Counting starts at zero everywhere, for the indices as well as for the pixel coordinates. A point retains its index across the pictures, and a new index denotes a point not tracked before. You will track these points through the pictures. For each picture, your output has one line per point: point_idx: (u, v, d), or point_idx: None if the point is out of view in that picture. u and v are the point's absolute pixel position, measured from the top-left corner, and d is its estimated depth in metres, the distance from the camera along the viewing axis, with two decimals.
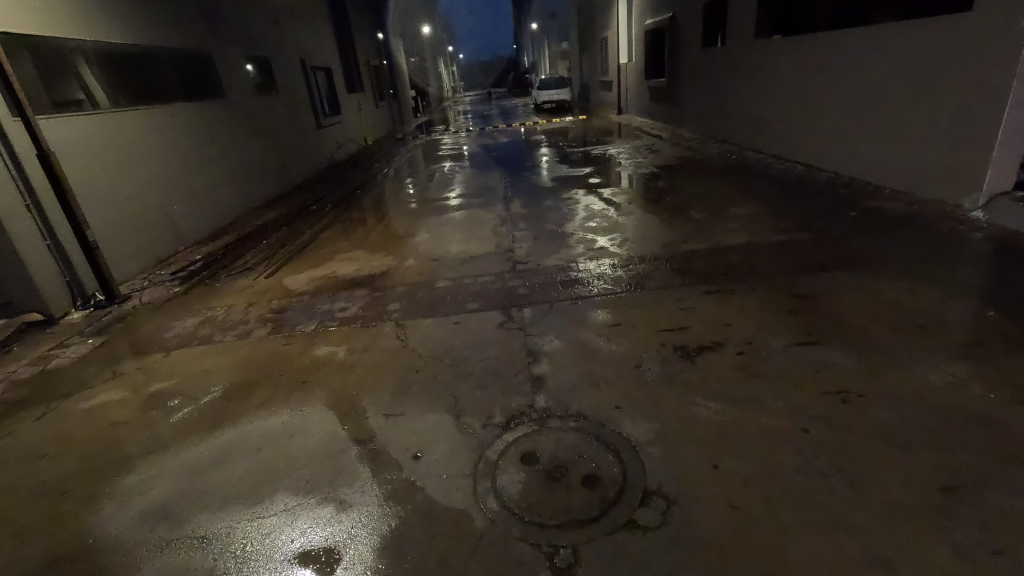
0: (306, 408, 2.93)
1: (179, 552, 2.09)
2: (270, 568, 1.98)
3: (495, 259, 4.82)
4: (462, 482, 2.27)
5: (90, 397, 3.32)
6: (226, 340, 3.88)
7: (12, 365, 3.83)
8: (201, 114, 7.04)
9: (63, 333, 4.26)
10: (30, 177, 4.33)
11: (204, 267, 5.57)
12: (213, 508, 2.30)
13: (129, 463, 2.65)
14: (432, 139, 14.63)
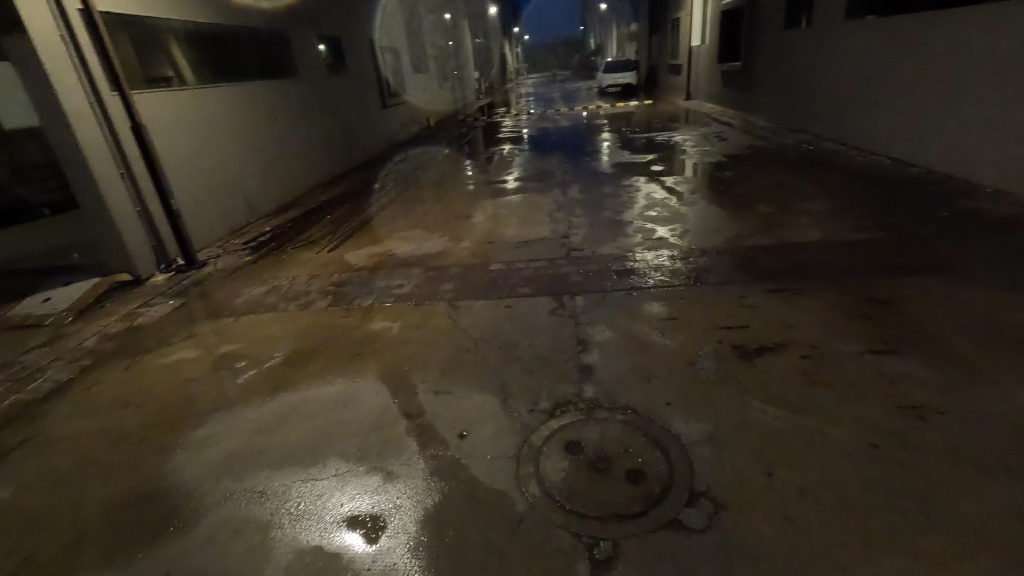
0: (360, 379, 3.05)
1: (240, 504, 2.24)
2: (320, 528, 2.08)
3: (549, 244, 4.78)
4: (506, 464, 2.29)
5: (169, 353, 3.61)
6: (290, 308, 4.09)
7: (104, 319, 4.22)
8: (276, 92, 7.36)
9: (148, 293, 4.64)
10: (124, 148, 4.69)
11: (273, 239, 5.87)
12: (272, 466, 2.44)
13: (199, 418, 2.86)
14: (493, 121, 14.63)
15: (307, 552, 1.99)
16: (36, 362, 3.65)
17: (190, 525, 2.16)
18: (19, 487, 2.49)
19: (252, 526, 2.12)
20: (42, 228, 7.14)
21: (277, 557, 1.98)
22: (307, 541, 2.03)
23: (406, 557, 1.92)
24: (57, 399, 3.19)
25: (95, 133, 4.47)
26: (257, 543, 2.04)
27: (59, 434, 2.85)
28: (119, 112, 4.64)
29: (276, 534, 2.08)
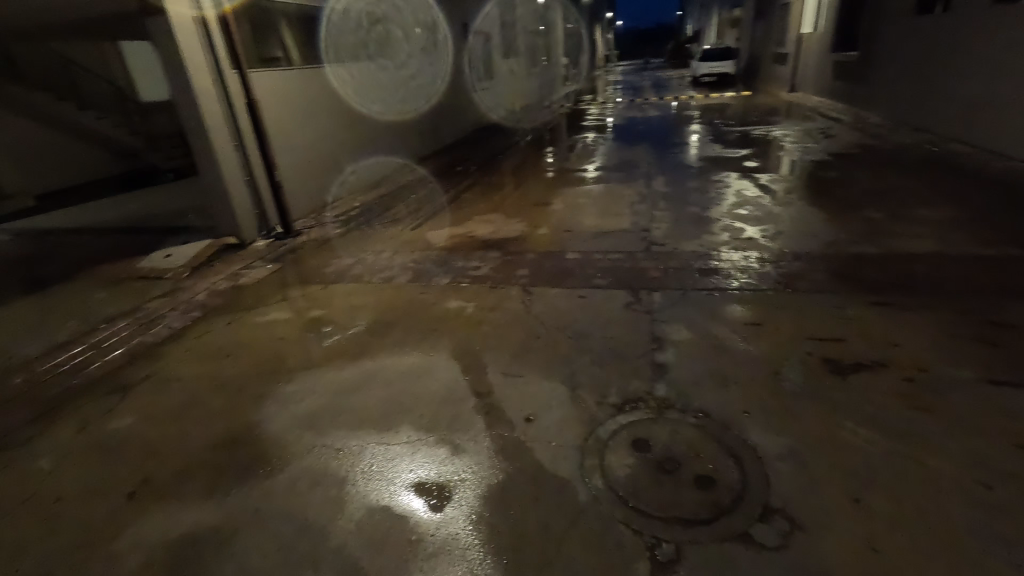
0: (433, 354, 3.16)
1: (320, 457, 2.42)
2: (389, 490, 2.20)
3: (629, 237, 4.67)
4: (570, 453, 2.28)
5: (266, 313, 3.93)
6: (373, 281, 4.31)
7: (213, 277, 4.67)
8: (373, 74, 7.68)
9: (250, 256, 5.07)
10: (239, 122, 5.11)
11: (361, 214, 6.19)
12: (350, 427, 2.61)
13: (288, 374, 3.10)
14: (579, 108, 14.40)
15: (377, 510, 2.11)
16: (156, 310, 4.11)
17: (276, 470, 2.37)
18: (139, 417, 2.84)
19: (329, 479, 2.28)
20: (167, 192, 7.99)
21: (350, 510, 2.12)
22: (377, 500, 2.16)
23: (467, 528, 1.98)
24: (172, 344, 3.59)
25: (216, 108, 4.90)
26: (333, 495, 2.20)
27: (172, 375, 3.21)
28: (237, 88, 5.05)
29: (349, 489, 2.22)
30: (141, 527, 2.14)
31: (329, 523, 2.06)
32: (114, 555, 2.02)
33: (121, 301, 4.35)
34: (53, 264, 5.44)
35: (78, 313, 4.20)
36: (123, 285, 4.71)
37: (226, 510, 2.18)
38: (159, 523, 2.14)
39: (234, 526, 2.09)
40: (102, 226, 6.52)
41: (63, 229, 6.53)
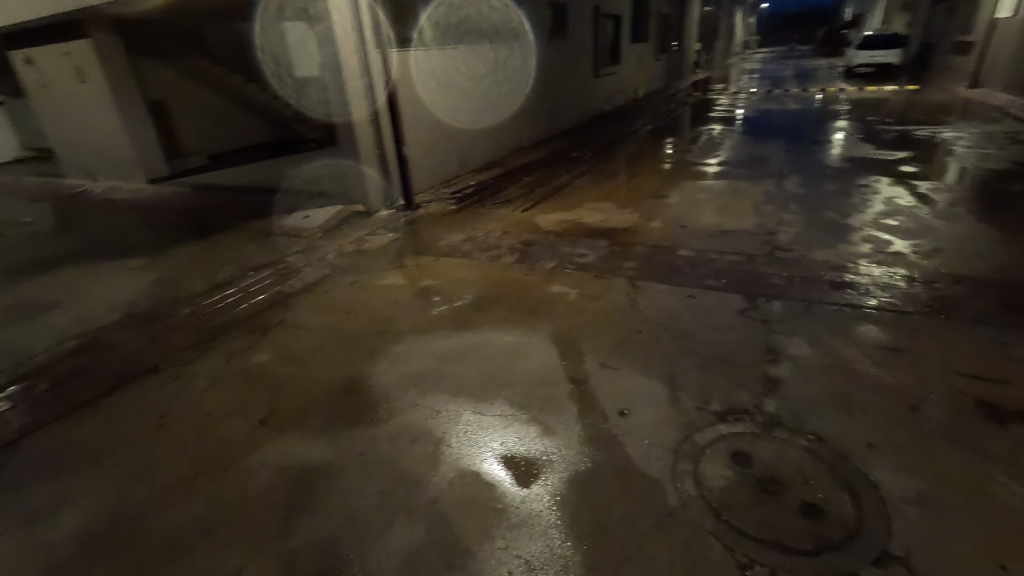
0: (533, 335, 3.21)
1: (421, 416, 2.59)
2: (480, 457, 2.30)
3: (750, 239, 4.34)
4: (663, 454, 2.22)
5: (384, 277, 4.25)
6: (481, 258, 4.46)
7: (342, 240, 5.13)
8: (501, 55, 7.81)
9: (374, 224, 5.50)
10: (377, 98, 5.49)
11: (475, 193, 6.42)
12: (449, 392, 2.76)
13: (399, 336, 3.34)
14: (707, 97, 13.54)
15: (466, 474, 2.22)
16: (293, 264, 4.63)
17: (382, 420, 2.58)
18: (274, 355, 3.24)
19: (426, 437, 2.44)
20: (309, 160, 8.88)
21: (442, 469, 2.25)
22: (468, 464, 2.27)
23: (549, 508, 2.02)
24: (304, 295, 4.02)
25: (359, 84, 5.30)
26: (429, 452, 2.35)
27: (302, 323, 3.60)
28: (379, 66, 5.41)
29: (444, 450, 2.36)
30: (270, 450, 2.45)
31: (424, 477, 2.22)
32: (247, 469, 2.34)
33: (266, 253, 4.95)
34: (217, 215, 6.32)
35: (233, 259, 4.85)
36: (269, 239, 5.35)
37: (338, 448, 2.42)
38: (283, 449, 2.44)
39: (343, 464, 2.33)
40: (256, 186, 7.43)
41: (227, 186, 7.54)
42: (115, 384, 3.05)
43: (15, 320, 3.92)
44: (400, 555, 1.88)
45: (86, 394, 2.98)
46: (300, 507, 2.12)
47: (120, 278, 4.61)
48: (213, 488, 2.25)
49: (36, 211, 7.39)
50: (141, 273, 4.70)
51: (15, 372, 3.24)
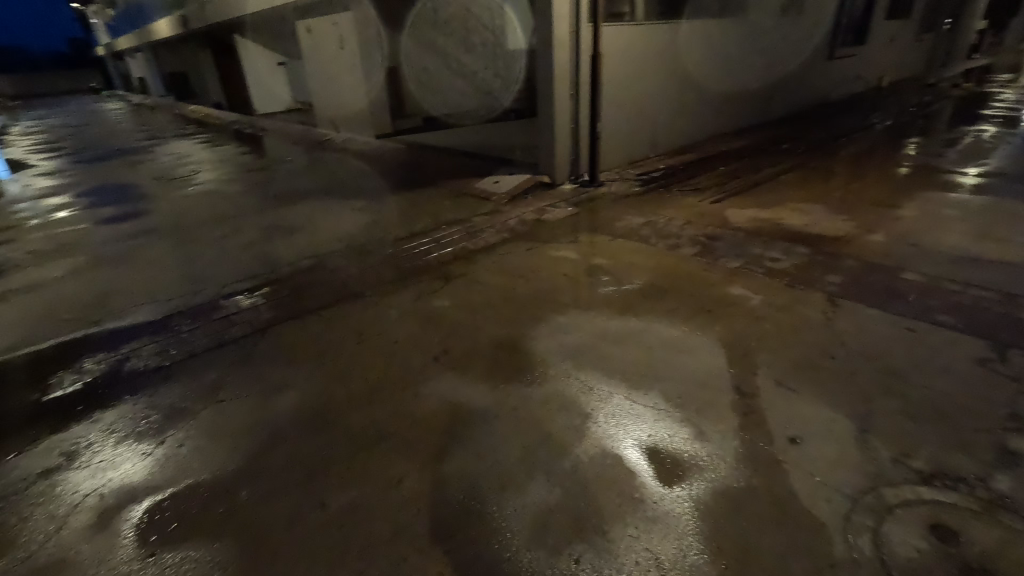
0: (701, 334, 3.02)
1: (572, 388, 2.65)
2: (625, 443, 2.28)
3: (1014, 274, 3.42)
4: (836, 498, 1.94)
5: (557, 249, 4.37)
6: (658, 246, 4.29)
7: (524, 208, 5.38)
8: (719, 32, 7.19)
9: (556, 197, 5.64)
10: (580, 73, 5.53)
11: (662, 177, 6.15)
12: (604, 372, 2.76)
13: (563, 308, 3.43)
14: (983, 90, 10.76)
15: (608, 455, 2.22)
16: (479, 224, 5.02)
17: (536, 383, 2.70)
18: (452, 303, 3.59)
19: (575, 409, 2.50)
20: (507, 129, 9.40)
21: (585, 443, 2.29)
22: (611, 446, 2.26)
23: (690, 513, 1.93)
24: (484, 254, 4.35)
25: (565, 58, 5.39)
26: (576, 424, 2.40)
27: (479, 278, 3.91)
28: (587, 40, 5.40)
29: (590, 426, 2.39)
30: (437, 384, 2.76)
31: (567, 447, 2.28)
32: (418, 396, 2.67)
33: (458, 211, 5.45)
34: (424, 172, 7.13)
35: (430, 212, 5.45)
36: (462, 199, 5.87)
37: (494, 398, 2.61)
38: (449, 387, 2.72)
39: (496, 413, 2.51)
40: (458, 148, 8.16)
41: (434, 146, 8.42)
42: (332, 301, 3.71)
43: (273, 237, 4.99)
44: (534, 511, 1.98)
45: (311, 304, 3.68)
46: (455, 441, 2.36)
47: (344, 216, 5.52)
48: (390, 404, 2.62)
49: (296, 153, 9.20)
50: (361, 214, 5.56)
51: (269, 277, 4.14)
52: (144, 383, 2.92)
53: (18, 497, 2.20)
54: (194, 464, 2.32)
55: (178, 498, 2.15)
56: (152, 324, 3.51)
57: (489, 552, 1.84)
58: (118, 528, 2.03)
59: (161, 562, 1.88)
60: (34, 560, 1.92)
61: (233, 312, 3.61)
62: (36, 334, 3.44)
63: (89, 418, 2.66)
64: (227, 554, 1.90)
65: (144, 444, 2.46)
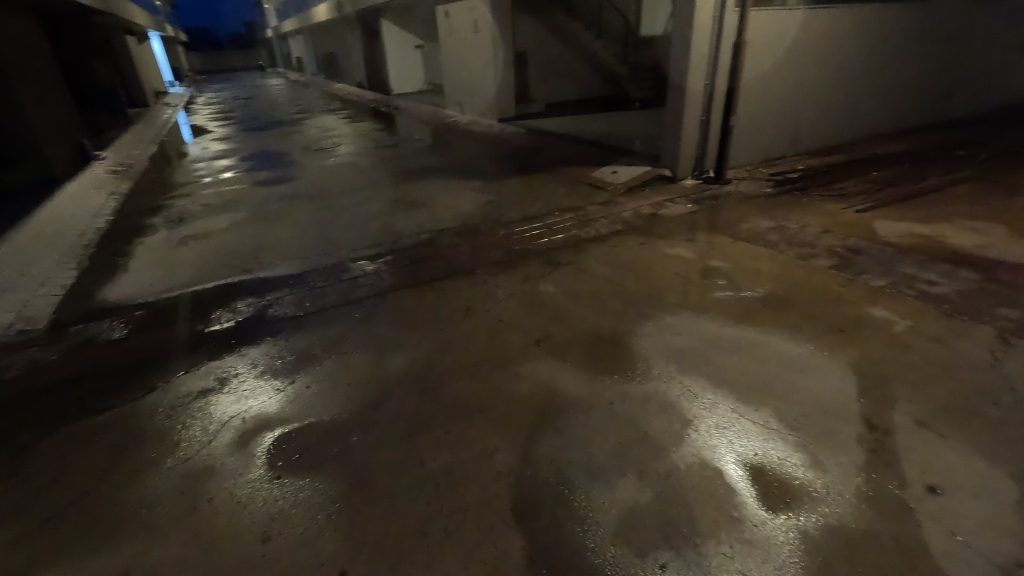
0: (830, 356, 2.73)
1: (674, 392, 2.54)
2: (726, 457, 2.15)
3: None
4: (980, 564, 1.67)
5: (672, 247, 4.18)
6: (787, 253, 3.94)
7: (641, 201, 5.21)
8: (891, 17, 6.30)
9: (676, 192, 5.39)
10: (719, 62, 5.17)
11: (800, 179, 5.60)
12: (710, 380, 2.62)
13: (672, 308, 3.29)
14: None
15: (707, 466, 2.11)
16: (592, 214, 4.96)
17: (635, 380, 2.64)
18: (557, 289, 3.61)
19: (675, 414, 2.40)
20: (630, 119, 9.19)
21: (683, 450, 2.20)
22: (711, 458, 2.15)
23: (795, 546, 1.77)
24: (594, 245, 4.30)
25: (704, 45, 5.06)
26: (675, 429, 2.31)
27: (587, 268, 3.88)
28: (732, 27, 5.03)
29: (690, 433, 2.29)
30: (537, 367, 2.80)
31: (662, 450, 2.21)
32: (517, 375, 2.74)
33: (572, 199, 5.43)
34: (541, 158, 7.18)
35: (544, 198, 5.49)
36: (577, 187, 5.83)
37: (591, 389, 2.60)
38: (547, 371, 2.75)
39: (592, 404, 2.50)
40: (578, 136, 8.09)
41: (554, 132, 8.43)
42: (445, 275, 3.91)
43: (397, 210, 5.35)
44: (622, 508, 1.96)
45: (426, 276, 3.90)
46: (549, 425, 2.39)
47: (462, 195, 5.76)
48: (490, 380, 2.72)
49: (423, 132, 9.73)
50: (478, 194, 5.76)
51: (391, 247, 4.45)
52: (281, 328, 3.31)
53: (181, 408, 2.62)
54: (316, 406, 2.60)
55: (300, 434, 2.42)
56: (291, 278, 3.96)
57: (573, 539, 1.86)
58: (253, 450, 2.34)
59: (284, 485, 2.15)
60: (190, 462, 2.28)
61: (358, 275, 3.95)
62: (203, 276, 4.04)
63: (237, 352, 3.09)
64: (338, 489, 2.11)
65: (278, 381, 2.80)
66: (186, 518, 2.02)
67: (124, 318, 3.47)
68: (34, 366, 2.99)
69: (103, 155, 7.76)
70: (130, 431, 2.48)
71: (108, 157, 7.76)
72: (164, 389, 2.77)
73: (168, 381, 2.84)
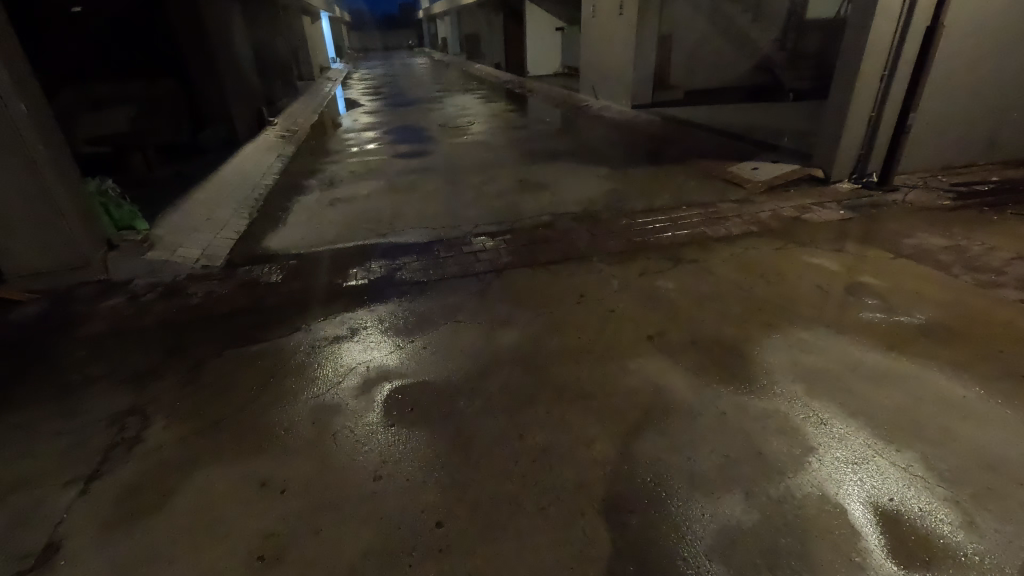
0: (1004, 404, 2.31)
1: (798, 414, 2.32)
2: (853, 496, 1.93)
3: None
4: None
5: (815, 255, 3.77)
6: (961, 278, 3.36)
7: (783, 202, 4.76)
8: None
9: (827, 196, 4.83)
10: (902, 49, 4.47)
11: (991, 193, 4.71)
12: (844, 409, 2.34)
13: (806, 322, 2.99)
14: None
15: (829, 501, 1.91)
16: (724, 211, 4.63)
17: (754, 395, 2.45)
18: (677, 287, 3.45)
19: (795, 437, 2.20)
20: (779, 111, 8.38)
21: (801, 478, 2.01)
22: (835, 493, 1.94)
23: None
24: (723, 244, 4.03)
25: (887, 30, 4.40)
26: (794, 454, 2.12)
27: (712, 269, 3.65)
28: (927, 9, 4.30)
29: (811, 462, 2.08)
30: (646, 364, 2.72)
31: (777, 474, 2.04)
32: (624, 369, 2.69)
33: (704, 194, 5.11)
34: (674, 148, 6.84)
35: (673, 191, 5.24)
36: (710, 181, 5.48)
37: (703, 396, 2.47)
38: (656, 370, 2.67)
39: (702, 411, 2.37)
40: (717, 126, 7.57)
41: (691, 122, 7.97)
42: (561, 259, 3.92)
43: (521, 190, 5.45)
44: (722, 524, 1.85)
45: (542, 257, 3.95)
46: (653, 424, 2.32)
47: (587, 181, 5.70)
48: (596, 368, 2.70)
49: (554, 115, 9.75)
50: (602, 181, 5.66)
51: (511, 226, 4.57)
52: (406, 290, 3.57)
53: (319, 350, 2.96)
54: (430, 366, 2.79)
55: (413, 390, 2.62)
56: (418, 245, 4.24)
57: (666, 543, 1.80)
58: (373, 397, 2.58)
59: (396, 433, 2.34)
60: (321, 398, 2.59)
61: (478, 250, 4.12)
62: (345, 235, 4.48)
63: (367, 307, 3.40)
64: (442, 446, 2.26)
65: (399, 339, 3.04)
66: (314, 445, 2.29)
67: (280, 265, 3.99)
68: (212, 297, 3.56)
69: (276, 121, 8.87)
70: (277, 362, 2.86)
71: (278, 122, 8.84)
72: (306, 331, 3.15)
73: (310, 324, 3.22)
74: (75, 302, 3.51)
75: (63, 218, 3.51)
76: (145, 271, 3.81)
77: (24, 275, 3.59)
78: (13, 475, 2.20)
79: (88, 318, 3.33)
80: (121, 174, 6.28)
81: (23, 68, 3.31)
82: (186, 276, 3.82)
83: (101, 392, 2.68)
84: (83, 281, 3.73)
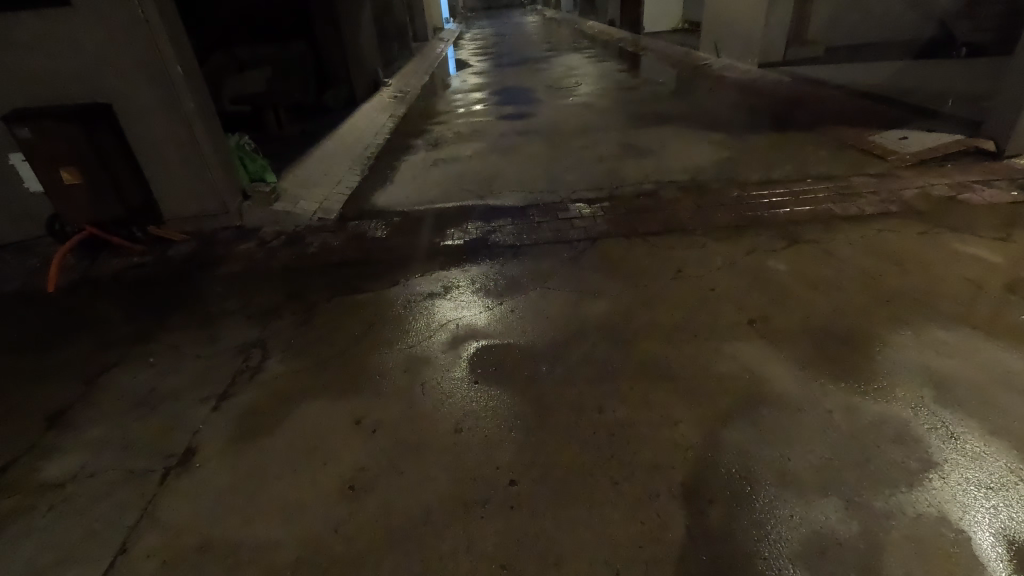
0: None
1: (924, 424, 2.04)
2: (978, 525, 1.67)
3: None
4: None
5: (968, 243, 3.22)
6: None
7: (935, 178, 4.08)
8: None
9: (995, 173, 4.06)
10: None
11: None
12: (983, 424, 2.02)
13: (945, 320, 2.58)
14: None
15: (949, 526, 1.68)
16: (857, 186, 4.08)
17: (869, 396, 2.19)
18: (789, 269, 3.13)
19: (916, 449, 1.94)
20: (944, 70, 7.12)
21: (916, 496, 1.78)
22: (957, 518, 1.70)
23: None
24: (852, 224, 3.56)
25: None
26: (910, 468, 1.87)
27: (834, 250, 3.27)
28: None
29: (932, 480, 1.83)
30: (742, 348, 2.53)
31: (885, 486, 1.82)
32: (718, 352, 2.52)
33: (834, 166, 4.54)
34: (804, 113, 6.10)
35: (796, 161, 4.71)
36: (844, 152, 4.83)
37: (806, 389, 2.25)
38: (754, 356, 2.47)
39: (804, 407, 2.17)
40: (860, 88, 6.61)
41: (828, 83, 7.04)
42: (661, 230, 3.72)
43: (625, 156, 5.22)
44: (812, 530, 1.71)
45: (641, 228, 3.78)
46: (745, 413, 2.17)
47: (699, 147, 5.30)
48: (686, 349, 2.56)
49: (669, 75, 9.10)
50: (716, 148, 5.23)
51: (611, 193, 4.40)
52: (499, 253, 3.62)
53: (414, 304, 3.12)
54: (517, 328, 2.83)
55: (498, 351, 2.68)
56: (515, 209, 4.26)
57: (746, 539, 1.71)
58: (460, 354, 2.68)
59: (479, 391, 2.43)
60: (413, 349, 2.74)
61: (574, 217, 4.04)
62: (447, 195, 4.63)
63: (460, 267, 3.50)
64: (522, 408, 2.31)
65: (488, 300, 3.11)
66: (405, 392, 2.45)
67: (385, 221, 4.22)
68: (325, 247, 3.88)
69: (390, 81, 9.22)
70: (377, 312, 3.07)
71: (392, 83, 9.17)
72: (405, 285, 3.32)
73: (408, 279, 3.39)
74: (216, 244, 4.02)
75: (209, 170, 3.99)
76: (271, 220, 4.24)
77: (178, 218, 4.16)
78: (163, 387, 2.63)
79: (225, 260, 3.79)
80: (257, 131, 6.96)
81: (182, 34, 3.71)
82: (305, 227, 4.20)
83: (232, 325, 3.07)
84: (222, 226, 4.23)
